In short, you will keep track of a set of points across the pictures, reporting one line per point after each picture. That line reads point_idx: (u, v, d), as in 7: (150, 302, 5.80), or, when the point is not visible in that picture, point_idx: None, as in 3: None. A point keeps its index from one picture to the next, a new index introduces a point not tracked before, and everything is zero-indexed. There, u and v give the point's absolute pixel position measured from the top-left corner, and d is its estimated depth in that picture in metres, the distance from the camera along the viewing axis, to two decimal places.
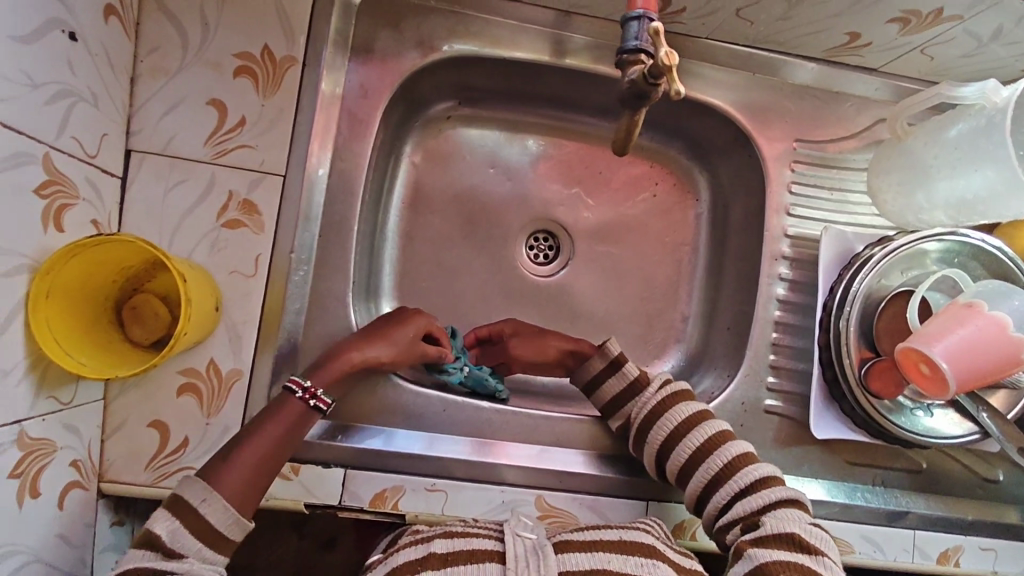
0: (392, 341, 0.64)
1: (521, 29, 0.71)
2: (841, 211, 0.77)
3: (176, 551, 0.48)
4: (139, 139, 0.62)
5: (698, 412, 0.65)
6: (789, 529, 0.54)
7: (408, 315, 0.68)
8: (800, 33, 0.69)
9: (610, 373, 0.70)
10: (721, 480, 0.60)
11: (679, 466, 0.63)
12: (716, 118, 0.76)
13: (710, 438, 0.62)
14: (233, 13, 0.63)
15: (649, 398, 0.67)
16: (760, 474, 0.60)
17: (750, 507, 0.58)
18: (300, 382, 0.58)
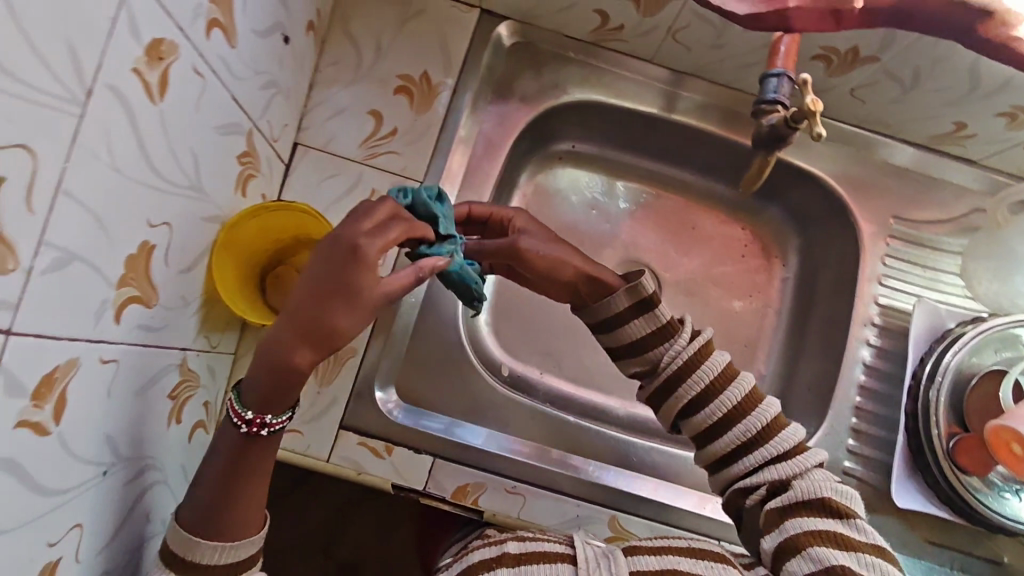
0: (337, 307, 0.42)
1: (646, 85, 0.79)
2: (932, 289, 0.79)
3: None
4: (306, 134, 0.71)
5: (726, 366, 0.58)
6: (822, 494, 0.51)
7: (342, 248, 0.42)
8: (908, 117, 0.74)
9: (636, 309, 0.59)
10: (754, 440, 0.55)
11: (707, 424, 0.56)
12: (815, 186, 0.81)
13: (746, 395, 0.56)
14: (403, 41, 0.73)
15: (682, 352, 0.58)
16: (791, 437, 0.55)
17: (777, 468, 0.54)
18: (237, 414, 0.43)
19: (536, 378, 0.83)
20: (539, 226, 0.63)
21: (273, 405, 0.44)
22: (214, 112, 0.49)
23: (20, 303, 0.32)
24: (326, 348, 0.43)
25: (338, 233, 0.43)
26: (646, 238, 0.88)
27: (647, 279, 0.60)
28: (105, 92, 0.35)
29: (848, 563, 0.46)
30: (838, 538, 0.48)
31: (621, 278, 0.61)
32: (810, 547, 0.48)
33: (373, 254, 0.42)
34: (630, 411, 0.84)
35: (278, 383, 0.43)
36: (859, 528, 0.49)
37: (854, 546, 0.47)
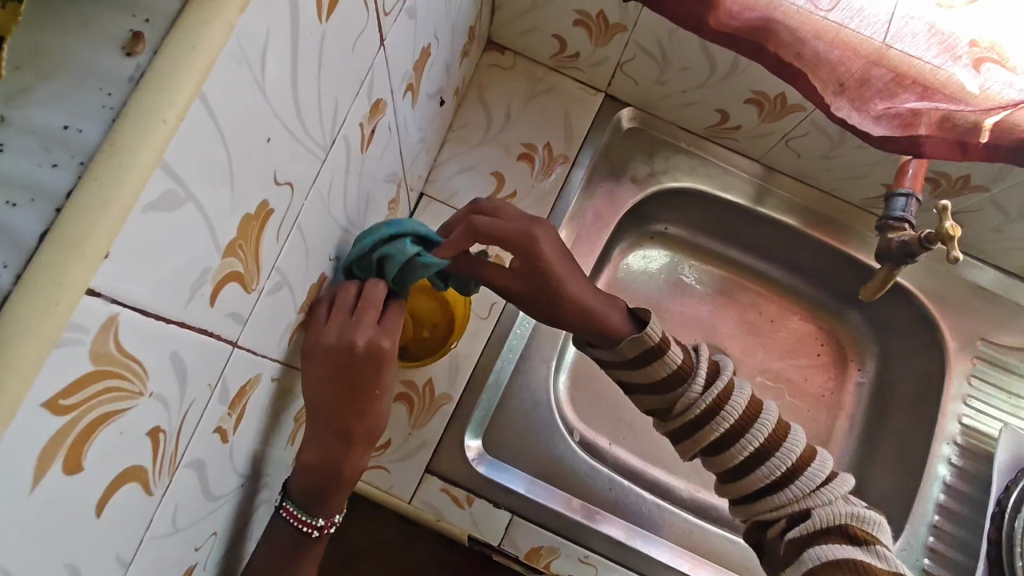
0: (378, 407, 0.46)
1: (749, 182, 0.83)
2: (1016, 415, 0.79)
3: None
4: (432, 187, 0.75)
5: (748, 400, 0.57)
6: (840, 521, 0.52)
7: (371, 360, 0.44)
8: (1007, 245, 0.76)
9: (643, 359, 0.57)
10: (780, 478, 0.55)
11: (731, 465, 0.56)
12: (902, 298, 0.83)
13: (770, 433, 0.55)
14: (531, 115, 0.79)
15: (699, 399, 0.56)
16: (818, 471, 0.55)
17: (798, 501, 0.54)
18: (310, 521, 0.46)
19: (606, 446, 0.83)
20: (551, 256, 0.56)
21: (331, 501, 0.47)
22: (386, 163, 0.54)
23: (249, 317, 0.34)
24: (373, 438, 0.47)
25: (356, 345, 0.43)
26: (725, 324, 0.89)
27: (654, 327, 0.58)
28: (340, 142, 0.40)
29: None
30: (857, 566, 0.49)
31: (631, 324, 0.59)
32: None
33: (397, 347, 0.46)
34: (694, 493, 0.83)
35: (340, 488, 0.46)
36: (880, 554, 0.50)
37: (874, 573, 0.48)
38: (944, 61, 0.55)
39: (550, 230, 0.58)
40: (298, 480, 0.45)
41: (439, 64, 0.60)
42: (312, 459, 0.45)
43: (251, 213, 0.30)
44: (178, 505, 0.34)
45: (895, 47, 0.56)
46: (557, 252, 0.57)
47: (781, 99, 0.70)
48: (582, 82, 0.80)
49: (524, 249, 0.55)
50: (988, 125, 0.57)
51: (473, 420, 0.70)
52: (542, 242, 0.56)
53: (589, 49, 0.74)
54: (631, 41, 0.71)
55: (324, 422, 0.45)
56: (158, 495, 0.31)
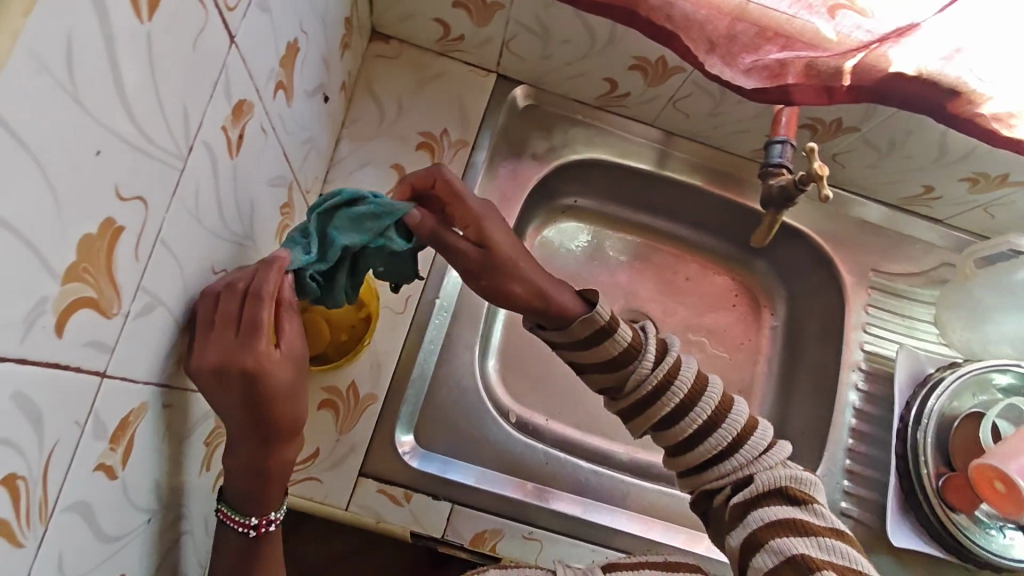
0: (277, 410, 0.42)
1: (646, 146, 0.85)
2: (910, 335, 0.85)
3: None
4: (331, 187, 0.73)
5: (696, 375, 0.59)
6: (780, 484, 0.54)
7: (235, 374, 0.40)
8: (883, 179, 0.81)
9: (593, 339, 0.58)
10: (728, 447, 0.57)
11: (680, 438, 0.58)
12: (800, 241, 0.88)
13: (716, 406, 0.58)
14: (424, 103, 0.78)
15: (650, 376, 0.58)
16: (761, 441, 0.57)
17: (742, 467, 0.56)
18: (240, 520, 0.44)
19: (543, 423, 0.85)
20: (501, 233, 0.58)
21: (272, 495, 0.45)
22: (267, 165, 0.51)
23: (116, 344, 0.32)
24: (292, 435, 0.43)
25: (212, 363, 0.39)
26: (643, 288, 0.92)
27: (604, 306, 0.59)
28: (200, 149, 0.38)
29: (810, 550, 0.49)
30: (799, 525, 0.51)
31: (581, 302, 0.60)
32: (773, 539, 0.50)
33: (264, 348, 0.41)
34: (634, 455, 0.86)
35: (272, 485, 0.44)
36: (818, 511, 0.53)
37: (814, 530, 0.50)
38: (798, 11, 0.57)
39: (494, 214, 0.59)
40: (228, 488, 0.44)
41: (316, 59, 0.58)
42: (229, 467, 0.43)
43: (93, 233, 0.28)
44: (63, 554, 0.31)
45: (753, 2, 0.57)
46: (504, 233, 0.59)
47: (662, 62, 0.72)
48: (471, 64, 0.80)
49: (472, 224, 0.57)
50: (848, 68, 0.61)
51: (403, 415, 0.69)
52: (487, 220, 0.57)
53: (471, 30, 0.74)
54: (510, 19, 0.71)
55: (230, 432, 0.42)
56: (31, 548, 0.28)
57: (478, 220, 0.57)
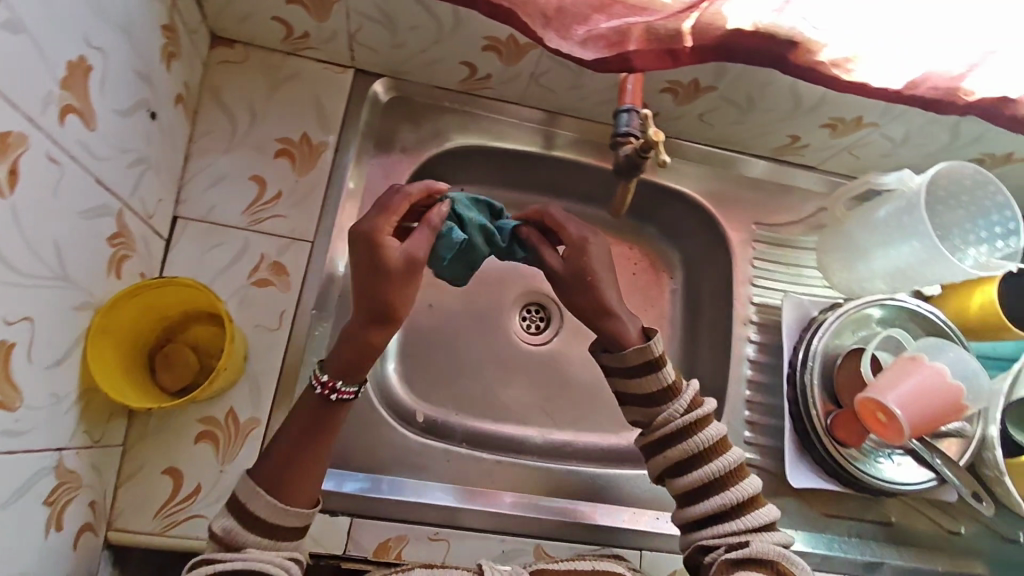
0: (386, 291, 0.59)
1: (520, 126, 0.84)
2: (797, 282, 0.87)
3: (234, 544, 0.55)
4: (186, 208, 0.69)
5: (722, 442, 0.66)
6: (771, 554, 0.60)
7: (367, 247, 0.60)
8: (752, 133, 0.82)
9: (641, 368, 0.67)
10: (732, 507, 0.64)
11: (692, 488, 0.65)
12: (685, 203, 0.89)
13: (733, 469, 0.65)
14: (279, 107, 0.74)
15: (680, 417, 0.66)
16: (763, 515, 0.64)
17: (740, 529, 0.63)
18: (318, 377, 0.61)
19: (453, 418, 0.85)
20: (595, 260, 0.69)
21: (345, 377, 0.61)
22: (74, 196, 0.48)
23: None
24: (388, 321, 0.61)
25: (360, 231, 0.60)
26: None
27: (660, 340, 0.68)
28: None
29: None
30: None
31: (641, 334, 0.69)
32: None
33: (383, 234, 0.60)
34: (548, 438, 0.87)
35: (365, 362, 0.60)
36: None
37: None
38: None
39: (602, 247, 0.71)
40: (337, 354, 0.61)
41: (125, 76, 0.54)
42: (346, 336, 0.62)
43: None
44: None
45: None
46: (604, 267, 0.70)
47: (513, 40, 0.70)
48: (324, 61, 0.76)
49: (573, 253, 0.69)
50: (686, 29, 0.61)
51: None
52: (592, 252, 0.69)
53: (314, 26, 0.70)
54: (351, 11, 0.68)
55: (361, 297, 0.61)
56: None
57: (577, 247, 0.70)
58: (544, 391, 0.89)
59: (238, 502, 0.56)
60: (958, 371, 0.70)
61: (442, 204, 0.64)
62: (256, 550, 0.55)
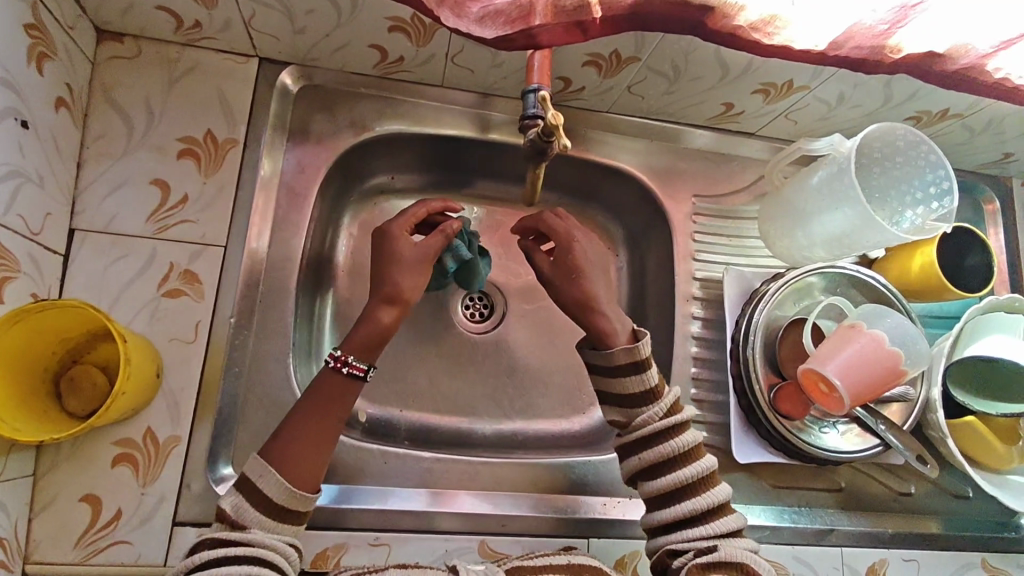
0: (396, 272, 0.66)
1: (445, 108, 0.80)
2: (741, 254, 0.85)
3: (239, 522, 0.52)
4: (82, 219, 0.65)
5: (695, 448, 0.64)
6: (740, 557, 0.57)
7: (386, 237, 0.68)
8: (684, 103, 0.80)
9: (627, 366, 0.65)
10: (701, 512, 0.61)
11: (662, 492, 0.62)
12: (623, 179, 0.86)
13: (705, 476, 0.62)
14: (178, 104, 0.70)
15: (659, 420, 0.64)
16: (732, 523, 0.61)
17: (708, 535, 0.60)
18: (331, 353, 0.62)
19: (396, 416, 0.82)
20: (582, 258, 0.70)
21: (356, 355, 0.62)
22: None
23: None
24: (400, 305, 0.65)
25: (384, 227, 0.69)
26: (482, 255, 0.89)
27: (646, 342, 0.66)
28: None
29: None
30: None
31: (629, 334, 0.68)
32: None
33: (397, 229, 0.68)
34: (497, 428, 0.85)
35: (380, 343, 0.64)
36: None
37: None
38: None
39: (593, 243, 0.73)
40: (353, 334, 0.63)
41: None
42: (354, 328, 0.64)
43: None
44: None
45: None
46: (596, 260, 0.71)
47: (418, 19, 0.66)
48: (225, 51, 0.72)
49: (564, 244, 0.72)
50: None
51: (215, 448, 0.65)
52: (581, 244, 0.71)
53: (204, 15, 0.65)
54: None
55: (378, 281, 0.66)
56: None
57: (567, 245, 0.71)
58: (491, 380, 0.87)
59: (248, 479, 0.54)
60: (897, 336, 0.70)
61: (456, 221, 0.73)
62: (261, 529, 0.52)
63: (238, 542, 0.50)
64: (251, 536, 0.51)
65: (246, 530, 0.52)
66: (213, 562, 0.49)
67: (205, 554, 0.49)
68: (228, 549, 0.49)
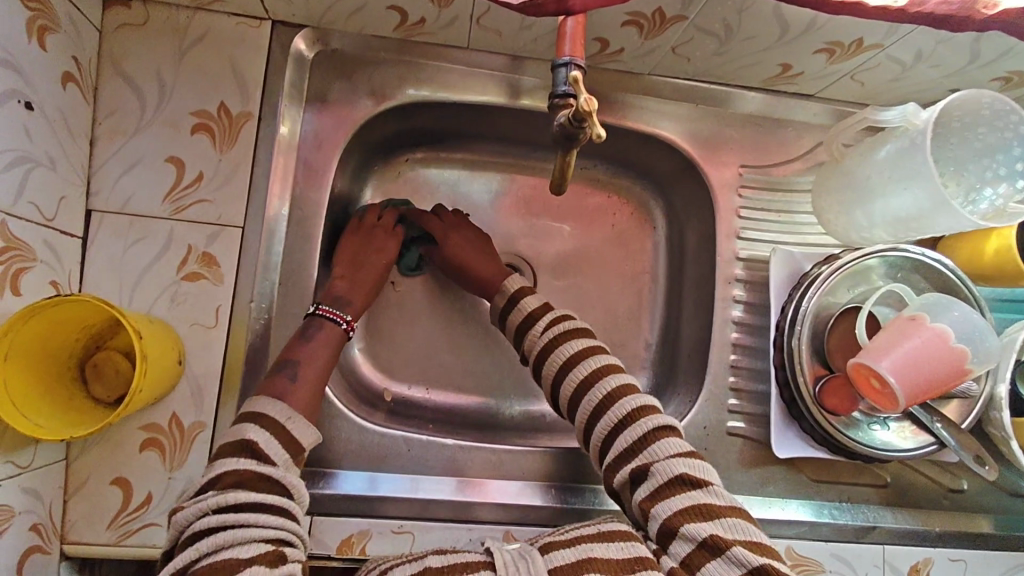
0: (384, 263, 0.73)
1: (470, 73, 0.74)
2: (791, 232, 0.78)
3: (268, 457, 0.48)
4: (98, 199, 0.64)
5: (580, 348, 0.62)
6: (676, 468, 0.53)
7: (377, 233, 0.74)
8: (736, 64, 0.71)
9: (506, 308, 0.70)
10: (599, 404, 0.57)
11: (566, 399, 0.60)
12: (663, 148, 0.79)
13: (595, 368, 0.59)
14: (189, 74, 0.66)
15: (541, 335, 0.64)
16: (632, 403, 0.57)
17: (624, 438, 0.55)
18: (344, 314, 0.64)
19: (421, 396, 0.81)
20: (454, 246, 0.76)
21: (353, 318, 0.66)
22: None
23: None
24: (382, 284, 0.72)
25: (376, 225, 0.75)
26: (509, 228, 0.85)
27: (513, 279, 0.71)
28: None
29: (717, 531, 0.49)
30: (703, 509, 0.51)
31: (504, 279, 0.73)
32: (683, 525, 0.50)
33: (382, 226, 0.75)
34: (526, 407, 0.83)
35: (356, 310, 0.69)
36: (717, 491, 0.52)
37: (720, 513, 0.50)
38: None
39: (460, 228, 0.78)
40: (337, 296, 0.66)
41: None
42: (347, 292, 0.68)
43: None
44: None
45: None
46: (466, 241, 0.77)
47: None
48: (236, 15, 0.67)
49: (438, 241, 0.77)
50: None
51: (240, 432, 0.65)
52: (450, 238, 0.77)
53: None
54: None
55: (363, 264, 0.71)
56: None
57: (443, 232, 0.77)
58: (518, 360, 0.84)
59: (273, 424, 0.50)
60: (964, 332, 0.63)
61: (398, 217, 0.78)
62: (286, 470, 0.49)
63: (267, 481, 0.47)
64: (282, 476, 0.48)
65: (274, 467, 0.48)
66: (249, 509, 0.45)
67: (241, 496, 0.45)
68: (263, 495, 0.46)
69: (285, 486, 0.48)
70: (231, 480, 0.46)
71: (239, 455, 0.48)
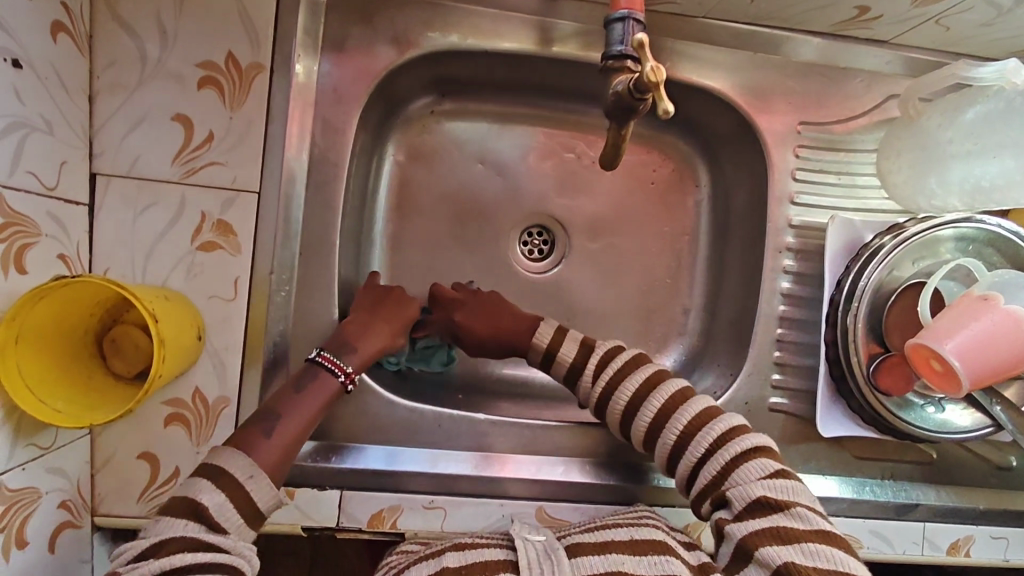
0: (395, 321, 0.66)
1: (504, 16, 0.66)
2: (849, 196, 0.72)
3: (220, 525, 0.47)
4: (103, 161, 0.59)
5: (642, 383, 0.58)
6: (754, 493, 0.51)
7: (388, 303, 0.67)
8: (805, 6, 0.63)
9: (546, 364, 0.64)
10: (675, 445, 0.56)
11: (641, 442, 0.58)
12: (714, 102, 0.71)
13: (662, 406, 0.57)
14: (193, 19, 0.59)
15: (593, 387, 0.61)
16: (710, 433, 0.55)
17: (704, 469, 0.54)
18: (341, 364, 0.58)
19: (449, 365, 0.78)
20: (467, 317, 0.68)
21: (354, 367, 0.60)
22: None
23: None
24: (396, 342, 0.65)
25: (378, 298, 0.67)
26: (542, 188, 0.79)
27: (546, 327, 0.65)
28: None
29: (794, 557, 0.46)
30: (782, 532, 0.48)
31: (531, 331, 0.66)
32: (757, 548, 0.48)
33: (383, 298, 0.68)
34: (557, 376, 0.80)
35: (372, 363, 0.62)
36: (801, 514, 0.49)
37: (795, 536, 0.48)
38: None
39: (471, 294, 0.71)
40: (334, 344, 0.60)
41: None
42: (356, 335, 0.61)
43: None
44: None
45: None
46: (476, 311, 0.69)
47: None
48: None
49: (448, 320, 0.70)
50: None
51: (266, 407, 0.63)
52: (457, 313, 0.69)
53: None
54: None
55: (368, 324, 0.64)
56: None
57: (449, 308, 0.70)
58: None
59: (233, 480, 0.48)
60: None
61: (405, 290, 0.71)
62: (237, 535, 0.48)
63: (217, 550, 0.46)
64: (232, 544, 0.47)
65: (227, 534, 0.47)
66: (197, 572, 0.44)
67: (188, 559, 0.44)
68: (212, 557, 0.45)
69: (236, 553, 0.47)
70: (180, 543, 0.45)
71: (189, 520, 0.46)
